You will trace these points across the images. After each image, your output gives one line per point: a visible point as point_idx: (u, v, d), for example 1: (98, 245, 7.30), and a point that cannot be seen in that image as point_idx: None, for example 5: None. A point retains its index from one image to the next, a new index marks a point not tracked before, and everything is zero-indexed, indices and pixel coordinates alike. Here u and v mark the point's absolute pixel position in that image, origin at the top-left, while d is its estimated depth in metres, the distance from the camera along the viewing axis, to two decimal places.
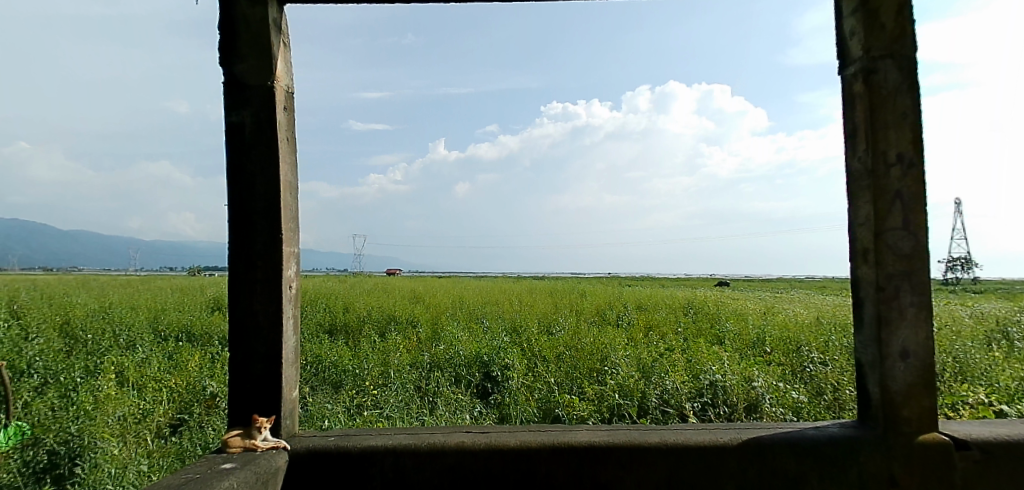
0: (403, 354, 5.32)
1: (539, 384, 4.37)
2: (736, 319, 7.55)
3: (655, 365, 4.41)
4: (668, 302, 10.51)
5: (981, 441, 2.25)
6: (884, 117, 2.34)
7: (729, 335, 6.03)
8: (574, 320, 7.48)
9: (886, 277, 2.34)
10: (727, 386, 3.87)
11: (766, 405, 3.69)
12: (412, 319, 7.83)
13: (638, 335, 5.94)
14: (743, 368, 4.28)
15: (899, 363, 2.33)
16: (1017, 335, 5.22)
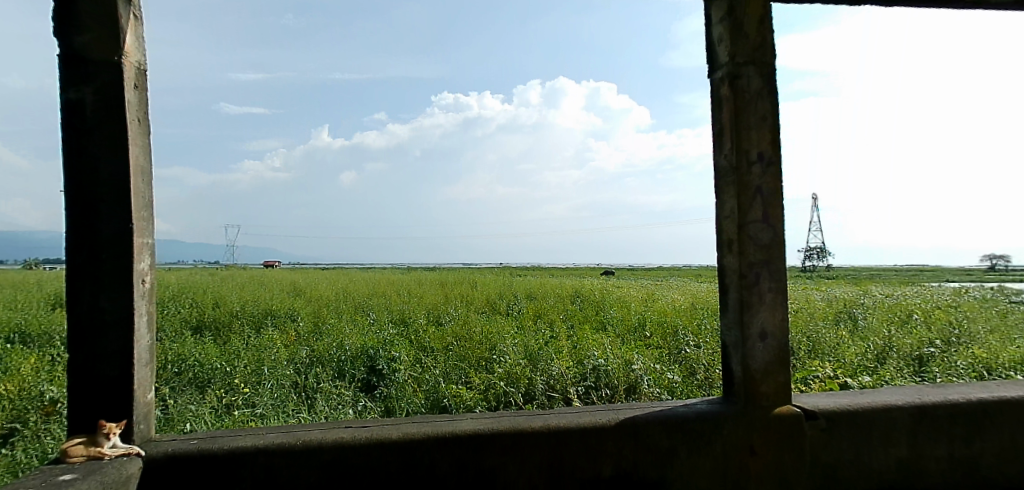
0: (280, 350, 5.09)
1: (426, 375, 4.36)
2: (619, 306, 7.96)
3: (541, 352, 4.54)
4: (557, 292, 10.85)
5: (826, 411, 2.51)
6: (747, 119, 2.53)
7: (612, 321, 6.34)
8: (464, 310, 7.54)
9: (748, 265, 2.55)
10: (609, 369, 4.05)
11: (644, 386, 3.91)
12: (293, 314, 7.51)
13: (528, 324, 6.08)
14: (623, 352, 4.50)
15: (759, 343, 2.54)
16: (859, 315, 5.91)
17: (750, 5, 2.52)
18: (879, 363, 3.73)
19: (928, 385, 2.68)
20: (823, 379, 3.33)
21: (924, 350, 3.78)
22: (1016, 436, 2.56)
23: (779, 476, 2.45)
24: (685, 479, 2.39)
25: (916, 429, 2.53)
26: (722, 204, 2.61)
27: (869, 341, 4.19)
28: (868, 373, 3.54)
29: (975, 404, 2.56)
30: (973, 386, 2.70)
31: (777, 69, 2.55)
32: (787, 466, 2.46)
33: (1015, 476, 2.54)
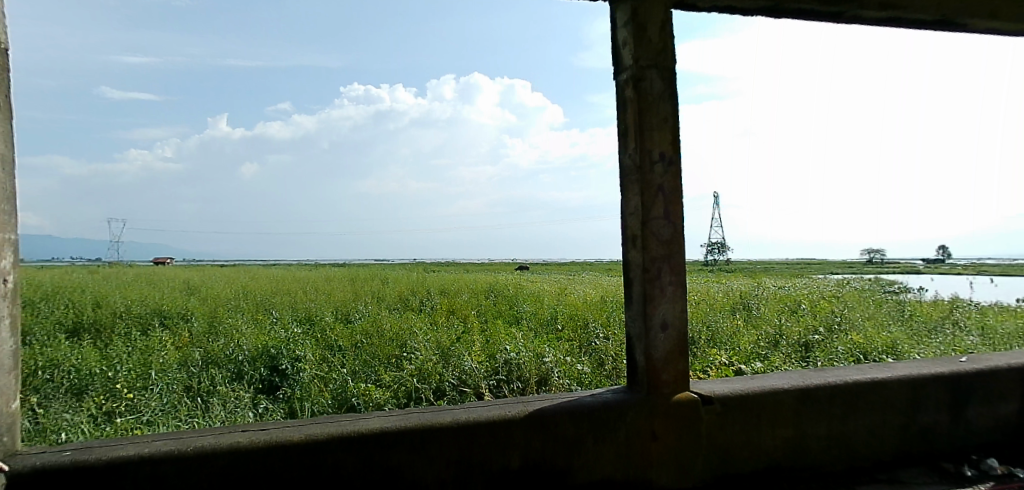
0: (170, 352, 4.80)
1: (332, 374, 4.25)
2: (533, 300, 8.11)
3: (453, 347, 4.55)
4: (472, 287, 10.92)
5: (721, 396, 2.65)
6: (650, 120, 2.65)
7: (526, 315, 6.46)
8: (375, 307, 7.42)
9: (650, 260, 2.67)
10: (522, 362, 4.13)
11: (554, 378, 4.01)
12: (187, 314, 7.08)
13: (441, 320, 6.07)
14: (535, 345, 4.60)
15: (660, 334, 2.67)
16: (753, 306, 6.35)
17: (652, 11, 2.64)
18: (770, 349, 4.02)
19: (810, 369, 2.85)
20: (720, 366, 3.54)
21: (809, 337, 4.11)
22: (887, 413, 2.78)
23: (678, 459, 2.59)
24: (590, 466, 2.49)
25: (800, 410, 2.70)
26: (627, 201, 2.72)
27: (760, 329, 4.51)
28: (759, 359, 3.81)
29: (851, 385, 2.74)
30: (850, 368, 2.88)
31: (677, 73, 2.68)
32: (686, 450, 2.61)
33: (886, 450, 2.78)
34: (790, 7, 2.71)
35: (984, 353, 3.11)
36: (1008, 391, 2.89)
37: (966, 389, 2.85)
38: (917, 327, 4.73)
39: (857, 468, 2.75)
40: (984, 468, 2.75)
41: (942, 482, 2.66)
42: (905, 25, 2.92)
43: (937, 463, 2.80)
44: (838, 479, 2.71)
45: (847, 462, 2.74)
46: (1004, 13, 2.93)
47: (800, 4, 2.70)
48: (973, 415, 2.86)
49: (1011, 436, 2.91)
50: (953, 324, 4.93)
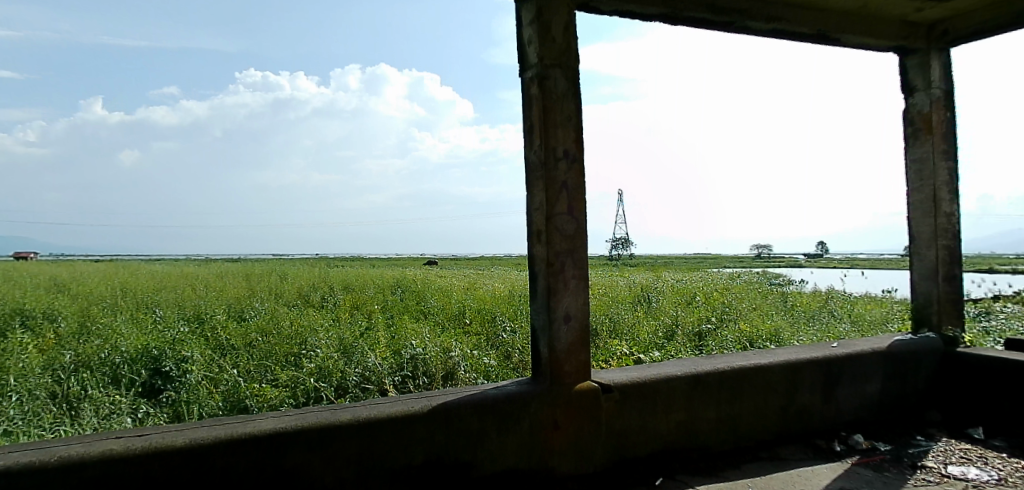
0: (32, 356, 4.34)
1: (223, 375, 4.03)
2: (441, 295, 8.10)
3: (356, 344, 4.45)
4: (378, 282, 10.72)
5: (619, 385, 2.77)
6: (554, 118, 2.71)
7: (433, 310, 6.45)
8: (273, 304, 7.10)
9: (554, 254, 2.74)
10: (427, 358, 4.12)
11: (460, 372, 4.04)
12: (54, 314, 6.43)
13: (344, 316, 5.92)
14: (441, 340, 4.60)
15: (563, 326, 2.75)
16: (652, 298, 6.69)
17: (557, 11, 2.69)
18: (667, 339, 4.24)
19: (703, 356, 3.03)
20: (621, 356, 3.69)
21: (702, 327, 4.39)
22: (769, 395, 3.00)
23: (579, 446, 2.68)
24: (494, 458, 2.52)
25: (691, 395, 2.87)
26: (531, 197, 2.76)
27: (658, 320, 4.75)
28: (657, 348, 4.01)
29: (738, 371, 2.94)
30: (737, 355, 3.09)
31: (580, 73, 2.75)
32: (587, 438, 2.70)
33: (768, 430, 3.01)
34: (686, 15, 2.84)
35: (852, 339, 3.44)
36: (871, 372, 3.22)
37: (837, 372, 3.14)
38: (797, 316, 5.17)
39: (742, 447, 2.97)
40: (850, 443, 3.05)
41: (815, 457, 2.92)
42: (789, 37, 3.15)
43: (812, 440, 3.07)
44: (726, 458, 2.91)
45: (733, 442, 2.95)
46: (872, 31, 3.23)
47: (695, 12, 2.84)
48: (842, 395, 3.16)
49: (874, 413, 3.24)
50: (827, 313, 5.42)
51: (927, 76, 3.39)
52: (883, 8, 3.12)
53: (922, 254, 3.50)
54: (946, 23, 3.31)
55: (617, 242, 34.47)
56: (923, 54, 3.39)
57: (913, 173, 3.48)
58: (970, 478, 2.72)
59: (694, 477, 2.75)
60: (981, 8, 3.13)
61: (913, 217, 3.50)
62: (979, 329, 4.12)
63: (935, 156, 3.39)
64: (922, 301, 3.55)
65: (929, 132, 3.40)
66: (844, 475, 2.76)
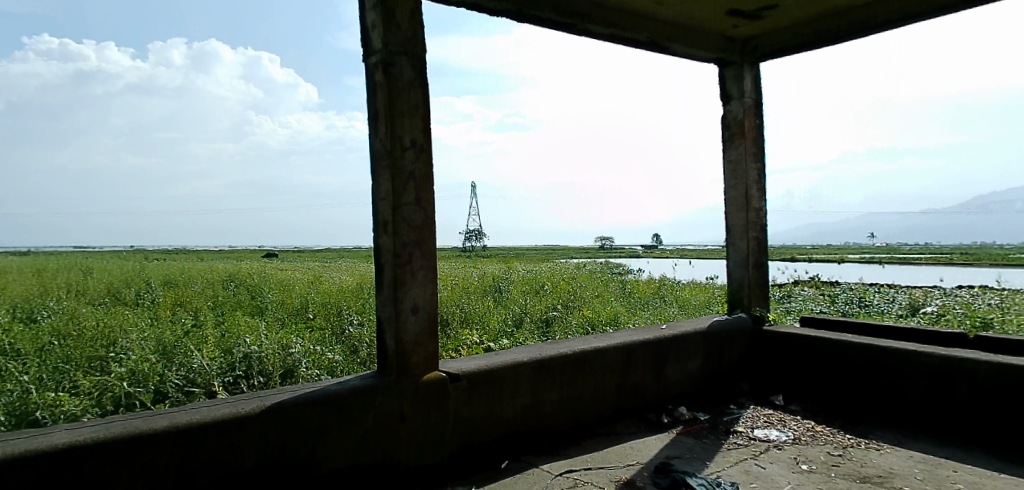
0: None
1: (6, 386, 3.43)
2: (281, 289, 7.66)
3: (178, 344, 4.06)
4: (205, 276, 9.82)
5: (467, 373, 2.79)
6: (400, 106, 2.66)
7: (272, 304, 6.08)
8: (74, 303, 6.20)
9: (401, 245, 2.66)
10: (263, 356, 3.88)
11: (301, 369, 3.89)
12: None
13: (165, 314, 5.34)
14: (280, 337, 4.36)
15: (411, 317, 2.68)
16: (502, 288, 6.90)
17: None
18: (516, 327, 4.39)
19: (547, 342, 3.17)
20: (471, 345, 3.75)
21: (549, 314, 4.61)
22: (607, 375, 3.22)
23: (427, 436, 2.68)
24: (335, 455, 2.44)
25: (536, 379, 2.99)
26: (378, 186, 2.66)
27: (506, 309, 4.90)
28: (505, 336, 4.13)
29: (579, 354, 3.11)
30: (579, 339, 3.26)
31: (426, 62, 2.73)
32: (434, 427, 2.70)
33: (605, 408, 3.23)
34: (531, 14, 2.93)
35: (680, 321, 3.80)
36: (695, 350, 3.58)
37: (665, 351, 3.45)
38: (633, 302, 5.64)
39: (583, 425, 3.16)
40: (677, 415, 3.37)
41: (646, 430, 3.20)
42: (626, 43, 3.38)
43: (644, 414, 3.35)
44: (567, 437, 3.08)
45: (574, 421, 3.13)
46: (696, 43, 3.56)
47: (540, 12, 2.94)
48: (670, 371, 3.48)
49: (697, 386, 3.62)
50: (659, 298, 5.99)
51: (741, 86, 3.83)
52: (705, 22, 3.45)
53: (737, 244, 3.94)
54: (755, 40, 3.75)
55: (476, 234, 35.21)
56: (737, 67, 3.82)
57: (730, 172, 3.91)
58: (771, 439, 3.14)
59: (539, 457, 2.89)
60: (782, 30, 3.59)
61: (729, 212, 3.93)
62: (779, 309, 4.79)
63: (747, 158, 3.84)
64: (735, 286, 4.01)
65: (743, 137, 3.84)
66: (671, 444, 3.05)
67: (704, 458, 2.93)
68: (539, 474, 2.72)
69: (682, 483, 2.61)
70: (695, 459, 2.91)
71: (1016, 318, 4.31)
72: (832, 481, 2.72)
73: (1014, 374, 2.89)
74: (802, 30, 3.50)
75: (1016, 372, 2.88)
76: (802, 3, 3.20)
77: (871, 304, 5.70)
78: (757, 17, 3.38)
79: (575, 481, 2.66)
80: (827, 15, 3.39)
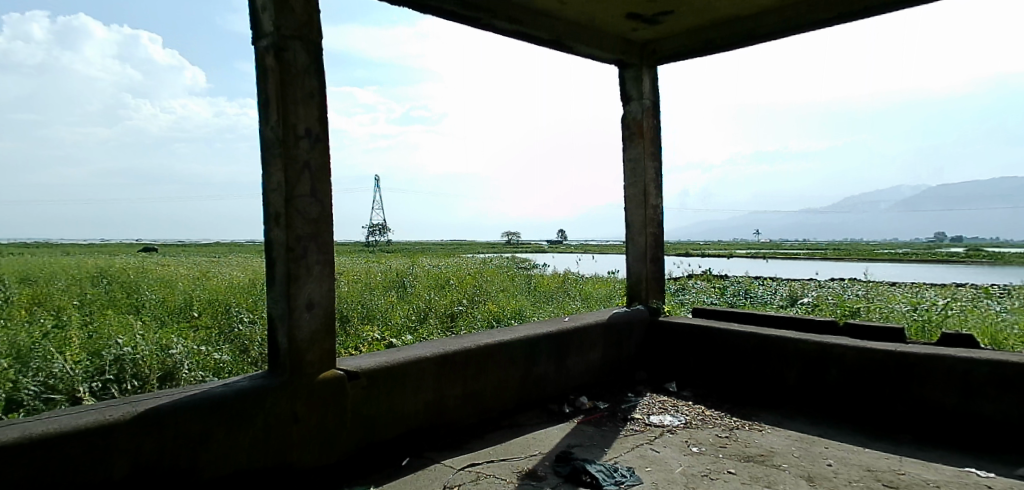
0: None
1: None
2: (161, 286, 7.09)
3: (35, 347, 3.65)
4: (69, 273, 8.87)
5: (366, 370, 2.72)
6: (293, 93, 2.53)
7: (150, 302, 5.62)
8: None
9: (295, 238, 2.52)
10: (139, 358, 3.59)
11: (183, 371, 3.64)
12: None
13: (19, 315, 4.78)
14: (159, 337, 4.05)
15: (306, 314, 2.56)
16: (406, 283, 6.81)
17: None
18: (419, 322, 4.35)
19: (451, 336, 3.15)
20: (373, 341, 3.67)
21: (454, 309, 4.61)
22: (510, 368, 3.25)
23: (323, 436, 2.58)
24: (220, 461, 2.28)
25: (439, 374, 2.96)
26: (268, 176, 2.50)
27: (409, 305, 4.84)
28: (408, 332, 4.08)
29: (482, 348, 3.12)
30: (483, 333, 3.27)
31: (323, 49, 2.63)
32: (330, 427, 2.60)
33: (509, 400, 3.27)
34: (434, 5, 2.90)
35: (582, 314, 3.92)
36: (595, 342, 3.71)
37: (567, 343, 3.54)
38: (538, 296, 5.76)
39: (485, 419, 3.18)
40: (578, 404, 3.47)
41: (548, 421, 3.26)
42: (530, 40, 3.43)
43: (546, 405, 3.42)
44: (470, 430, 3.09)
45: (477, 415, 3.14)
46: (597, 44, 3.68)
47: (443, 4, 2.91)
48: (571, 363, 3.58)
49: (597, 376, 3.74)
50: (563, 292, 6.17)
51: (640, 88, 3.99)
52: (606, 24, 3.57)
53: (635, 239, 4.12)
54: (653, 44, 3.93)
55: (380, 229, 34.60)
56: (637, 69, 3.98)
57: (629, 170, 4.08)
58: (665, 424, 3.31)
59: (440, 452, 2.87)
60: (677, 35, 3.79)
61: (628, 208, 4.09)
62: (675, 301, 5.06)
63: (644, 157, 4.03)
64: (634, 279, 4.18)
65: (641, 136, 4.01)
66: (572, 433, 3.13)
67: (602, 445, 3.03)
68: (440, 469, 2.70)
69: (581, 471, 2.68)
70: (594, 446, 3.00)
71: (876, 306, 4.81)
72: (720, 461, 2.90)
73: (875, 357, 3.24)
74: (695, 37, 3.71)
75: (876, 356, 3.23)
76: (695, 11, 3.39)
77: (755, 296, 6.18)
78: (653, 22, 3.54)
79: (477, 475, 2.67)
80: (717, 24, 3.61)
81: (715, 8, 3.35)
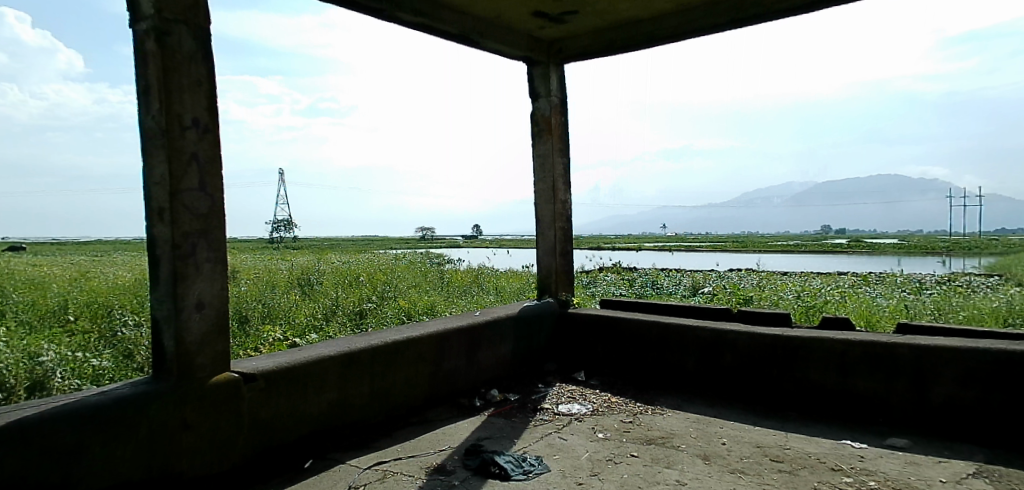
0: None
1: None
2: (31, 289, 6.46)
3: None
4: None
5: (264, 371, 2.62)
6: (178, 81, 2.38)
7: (17, 307, 5.11)
8: None
9: (182, 235, 2.38)
10: (2, 368, 3.27)
11: (56, 380, 3.36)
12: None
13: None
14: (28, 344, 3.71)
15: (195, 315, 2.43)
16: (313, 281, 6.62)
17: None
18: (325, 321, 4.23)
19: (356, 334, 3.09)
20: (273, 342, 3.54)
21: (362, 307, 4.53)
22: (419, 364, 3.24)
23: (217, 442, 2.46)
24: (97, 475, 2.12)
25: (344, 373, 2.90)
26: (150, 169, 2.34)
27: (314, 303, 4.71)
28: (312, 331, 3.97)
29: (390, 345, 3.09)
30: (390, 330, 3.24)
31: (211, 35, 2.50)
32: (224, 432, 2.49)
33: (418, 396, 3.25)
34: None
35: (493, 308, 3.96)
36: (506, 335, 3.76)
37: (477, 337, 3.57)
38: (451, 291, 5.77)
39: (394, 416, 3.15)
40: (489, 397, 3.51)
41: (458, 415, 3.28)
42: (437, 33, 3.40)
43: (457, 399, 3.44)
44: (377, 429, 3.05)
45: (384, 413, 3.10)
46: (505, 40, 3.71)
47: None
48: (481, 356, 3.61)
49: (507, 369, 3.80)
50: (476, 286, 6.21)
51: (548, 85, 4.07)
52: (513, 21, 3.61)
53: (545, 234, 4.20)
54: (560, 43, 4.01)
55: (286, 224, 33.38)
56: (544, 66, 4.05)
57: (539, 166, 4.15)
58: (573, 412, 3.41)
59: (346, 452, 2.81)
60: (582, 35, 3.89)
61: (538, 203, 4.17)
62: (586, 294, 5.22)
63: (553, 153, 4.11)
64: (544, 273, 4.26)
65: (549, 133, 4.10)
66: (482, 426, 3.16)
67: (512, 436, 3.08)
68: (345, 469, 2.65)
69: (489, 463, 2.71)
70: (503, 438, 3.05)
71: (766, 294, 5.18)
72: (623, 445, 3.02)
73: (764, 342, 3.48)
74: (599, 37, 3.82)
75: (766, 340, 3.47)
76: (599, 11, 3.48)
77: (661, 287, 6.48)
78: (559, 21, 3.61)
79: (383, 473, 2.64)
80: (620, 26, 3.74)
81: (617, 9, 3.46)
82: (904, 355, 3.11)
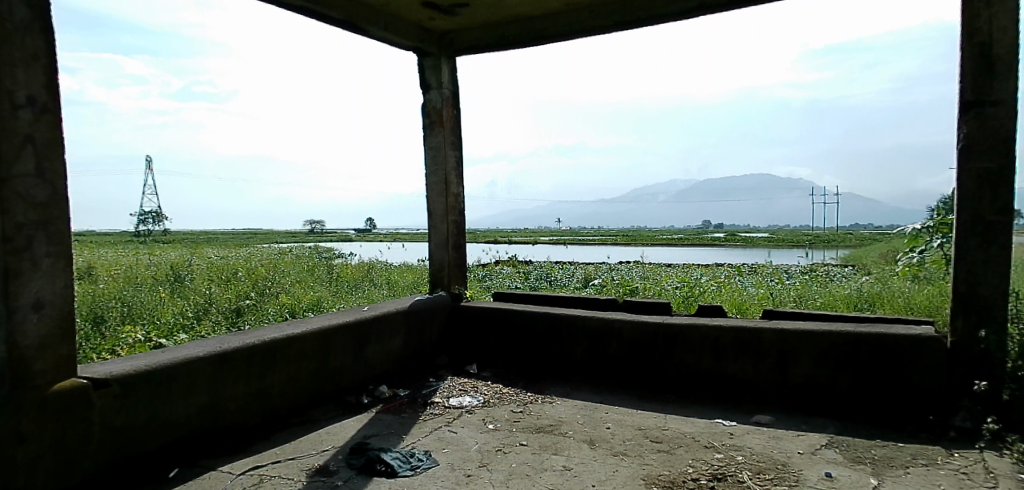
0: None
1: None
2: None
3: None
4: None
5: (120, 376, 2.39)
6: (8, 53, 2.12)
7: None
8: None
9: (14, 226, 2.13)
10: None
11: None
12: None
13: None
14: None
15: (32, 315, 2.18)
16: (186, 277, 6.16)
17: None
18: (197, 320, 3.96)
19: (230, 333, 2.92)
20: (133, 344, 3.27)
21: (241, 304, 4.28)
22: (301, 363, 3.11)
23: (60, 456, 2.22)
24: None
25: (215, 374, 2.73)
26: None
27: (184, 301, 4.39)
28: (181, 331, 3.70)
29: (268, 344, 2.94)
30: (269, 328, 3.08)
31: (49, 3, 2.24)
32: (70, 444, 2.25)
33: (300, 396, 3.13)
34: None
35: (382, 302, 3.89)
36: (395, 330, 3.71)
37: (365, 333, 3.49)
38: (341, 286, 5.60)
39: (272, 417, 3.01)
40: (377, 394, 3.44)
41: (343, 413, 3.20)
42: (321, 18, 3.27)
43: (342, 397, 3.35)
44: (253, 432, 2.90)
45: (262, 415, 2.96)
46: (394, 29, 3.64)
47: None
48: (369, 352, 3.53)
49: (397, 364, 3.75)
50: (369, 281, 6.08)
51: (439, 77, 4.04)
52: (402, 10, 3.54)
53: (438, 227, 4.19)
54: (451, 35, 3.99)
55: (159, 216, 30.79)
56: (436, 58, 4.02)
57: (431, 159, 4.11)
58: (464, 405, 3.42)
59: (217, 459, 2.65)
60: (474, 28, 3.89)
61: (430, 196, 4.13)
62: (481, 287, 5.26)
63: (445, 146, 4.10)
64: (436, 267, 4.25)
65: (441, 125, 4.08)
66: (369, 423, 3.09)
67: (400, 432, 3.04)
68: (217, 476, 2.50)
69: (375, 461, 2.66)
70: (392, 434, 3.00)
71: (650, 284, 5.47)
72: (513, 435, 3.07)
73: (646, 330, 3.67)
74: (490, 31, 3.85)
75: (648, 329, 3.66)
76: (489, 5, 3.50)
77: (555, 279, 6.67)
78: (450, 13, 3.60)
79: (259, 478, 2.51)
80: (511, 22, 3.78)
81: (507, 5, 3.50)
82: (768, 338, 3.40)
